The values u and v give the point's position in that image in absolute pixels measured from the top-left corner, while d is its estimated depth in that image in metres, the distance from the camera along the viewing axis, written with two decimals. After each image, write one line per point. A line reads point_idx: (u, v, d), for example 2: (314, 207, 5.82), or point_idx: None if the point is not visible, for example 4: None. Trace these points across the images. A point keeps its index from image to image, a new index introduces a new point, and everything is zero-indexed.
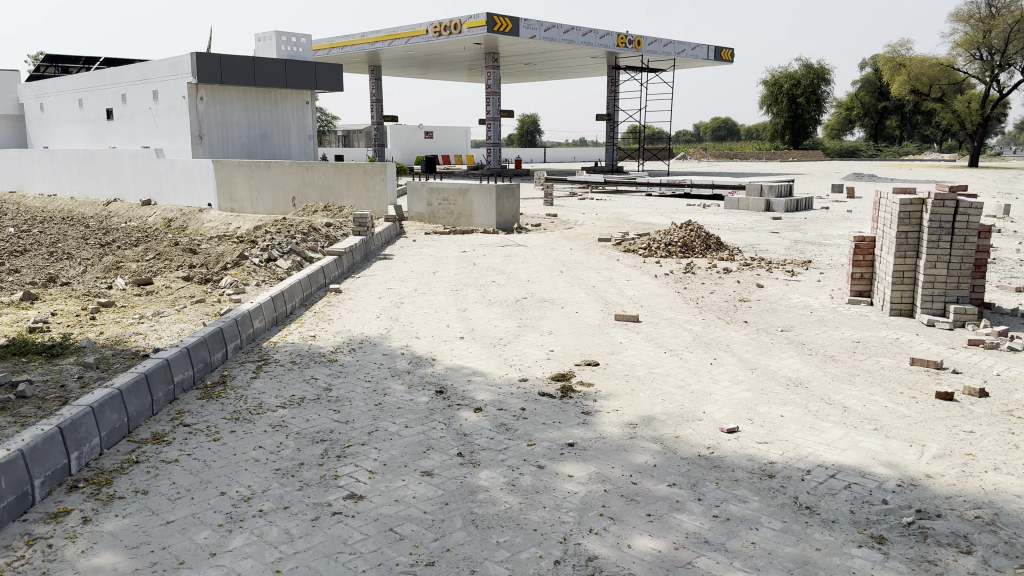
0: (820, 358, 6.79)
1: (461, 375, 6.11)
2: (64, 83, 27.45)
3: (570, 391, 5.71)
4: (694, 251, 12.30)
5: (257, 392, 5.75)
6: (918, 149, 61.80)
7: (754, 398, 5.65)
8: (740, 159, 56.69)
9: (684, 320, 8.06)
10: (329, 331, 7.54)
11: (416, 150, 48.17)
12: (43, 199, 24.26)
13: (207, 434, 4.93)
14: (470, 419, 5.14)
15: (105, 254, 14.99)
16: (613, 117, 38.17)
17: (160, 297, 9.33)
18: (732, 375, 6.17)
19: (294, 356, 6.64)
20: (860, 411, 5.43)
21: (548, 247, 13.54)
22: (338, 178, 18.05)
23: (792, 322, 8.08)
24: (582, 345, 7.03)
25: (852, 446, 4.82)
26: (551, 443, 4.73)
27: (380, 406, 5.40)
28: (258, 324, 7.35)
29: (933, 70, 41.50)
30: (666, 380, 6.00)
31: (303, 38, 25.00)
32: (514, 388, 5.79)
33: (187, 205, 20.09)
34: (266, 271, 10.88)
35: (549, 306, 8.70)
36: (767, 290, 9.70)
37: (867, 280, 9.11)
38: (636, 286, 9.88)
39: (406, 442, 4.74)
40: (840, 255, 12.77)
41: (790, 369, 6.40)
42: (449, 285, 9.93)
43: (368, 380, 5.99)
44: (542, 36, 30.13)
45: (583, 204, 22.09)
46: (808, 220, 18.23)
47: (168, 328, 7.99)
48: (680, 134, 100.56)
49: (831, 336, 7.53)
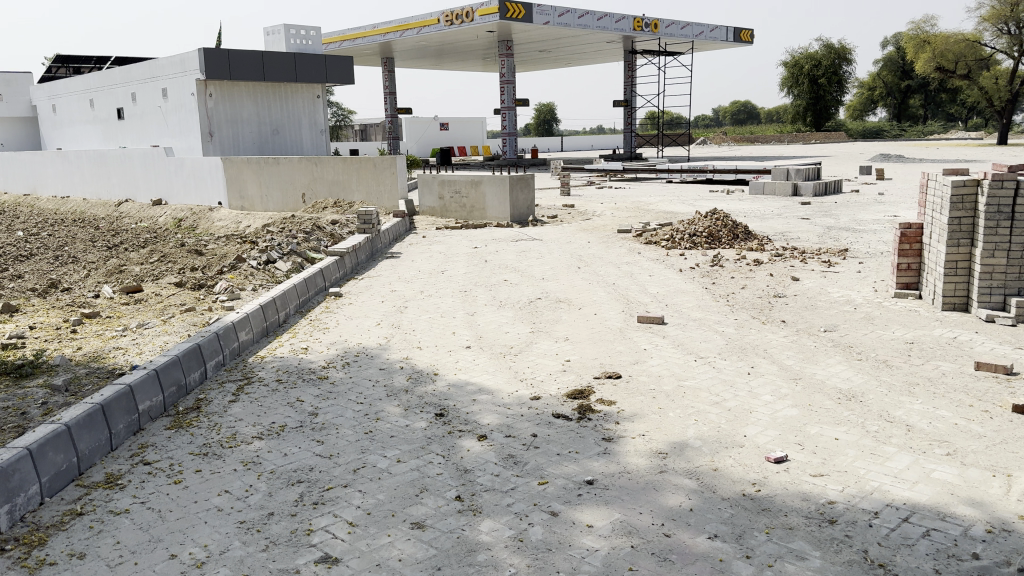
0: (871, 364, 6.00)
1: (465, 395, 5.39)
2: (75, 83, 27.01)
3: (589, 411, 4.99)
4: (721, 241, 11.53)
5: (233, 419, 5.07)
6: (944, 129, 60.23)
7: (802, 416, 4.89)
8: (761, 143, 55.31)
9: (714, 321, 7.30)
10: (322, 343, 6.86)
11: (431, 142, 47.41)
12: (55, 202, 23.84)
13: (168, 475, 4.29)
14: (473, 450, 4.44)
15: (110, 256, 14.43)
16: (630, 102, 37.22)
17: (149, 306, 8.70)
18: (775, 388, 5.40)
19: (279, 374, 5.95)
20: (928, 431, 4.66)
21: (565, 240, 12.81)
22: (347, 173, 17.37)
23: (835, 321, 7.28)
24: (602, 353, 6.30)
25: (924, 478, 4.05)
26: (566, 480, 4.00)
27: (369, 435, 4.70)
28: (244, 336, 6.66)
29: (960, 45, 39.79)
30: (698, 396, 5.25)
31: (313, 31, 24.36)
32: (523, 409, 5.08)
33: (197, 204, 19.52)
34: (265, 273, 10.22)
35: (565, 308, 7.96)
36: (804, 284, 8.90)
37: (915, 271, 8.28)
38: (659, 282, 9.12)
39: (397, 482, 4.04)
40: (878, 241, 11.95)
41: (839, 379, 5.61)
42: (458, 286, 9.21)
43: (359, 402, 5.29)
44: (556, 21, 29.21)
45: (602, 193, 21.30)
46: (838, 205, 17.31)
47: (151, 341, 7.33)
48: (698, 118, 98.97)
49: (881, 337, 6.74)
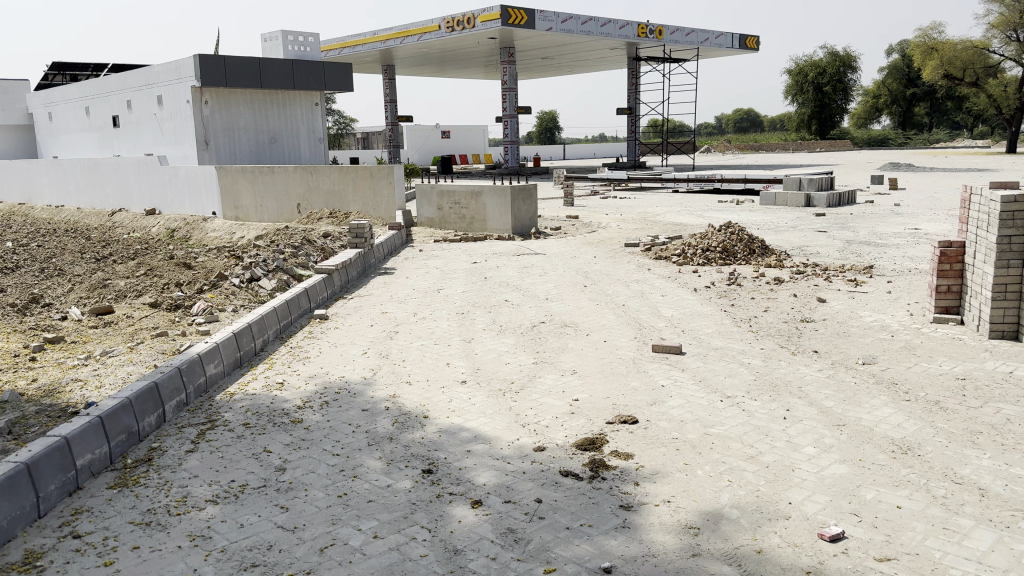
0: (922, 406, 5.26)
1: (458, 445, 4.65)
2: (69, 91, 26.36)
3: (603, 468, 4.25)
4: (736, 257, 10.83)
5: (185, 477, 4.33)
6: (949, 137, 59.69)
7: (853, 476, 4.19)
8: (765, 152, 54.65)
9: (738, 350, 6.59)
10: (300, 376, 6.13)
11: (433, 150, 46.86)
12: (49, 212, 23.16)
13: (100, 552, 3.57)
14: (465, 522, 3.70)
15: (96, 269, 13.73)
16: (635, 110, 36.62)
17: (119, 331, 7.97)
18: (816, 438, 4.69)
19: (248, 417, 5.21)
20: (1006, 497, 3.92)
21: (570, 255, 12.08)
22: (344, 182, 16.48)
23: (873, 352, 6.55)
24: (614, 390, 5.57)
25: (1016, 565, 3.31)
26: (578, 568, 3.27)
27: (342, 500, 3.96)
28: (212, 369, 5.93)
29: (967, 52, 39.34)
30: (731, 448, 4.52)
31: (312, 37, 23.69)
32: (525, 464, 4.34)
33: (191, 213, 18.85)
34: (247, 292, 9.49)
35: (571, 333, 7.24)
36: (831, 306, 8.19)
37: (956, 293, 7.54)
38: (674, 303, 8.41)
39: (371, 569, 3.31)
40: (902, 257, 11.25)
41: (888, 426, 4.89)
42: (455, 307, 8.51)
43: (335, 454, 4.55)
44: (559, 28, 28.51)
45: (607, 204, 20.62)
46: (854, 216, 16.62)
47: (114, 372, 6.56)
48: (702, 127, 98.69)
49: (927, 372, 6.01)
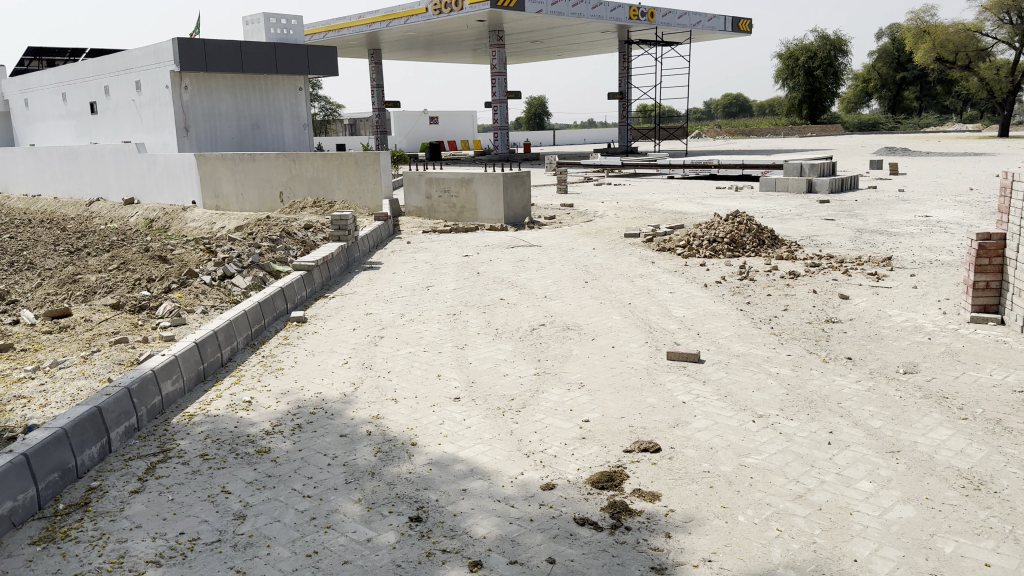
0: (982, 426, 4.57)
1: (453, 482, 3.94)
2: (45, 76, 25.33)
3: (625, 514, 3.56)
4: (745, 248, 10.14)
5: (126, 527, 3.62)
6: (940, 121, 58.99)
7: (923, 520, 3.51)
8: (756, 137, 54.01)
9: (763, 356, 5.91)
10: (270, 393, 5.40)
11: (421, 136, 45.99)
12: (25, 201, 22.26)
13: None
14: None
15: (65, 262, 12.92)
16: (626, 95, 35.81)
17: (77, 337, 7.20)
18: (870, 469, 4.02)
19: (207, 446, 4.49)
20: None
21: (567, 246, 11.38)
22: (329, 169, 15.67)
23: (913, 359, 5.87)
24: (630, 409, 4.87)
25: None
26: None
27: (312, 562, 3.26)
28: (169, 387, 5.20)
29: (958, 35, 38.32)
30: (773, 483, 3.84)
31: (295, 20, 22.78)
32: (532, 509, 3.64)
33: (171, 203, 18.03)
34: (220, 291, 8.74)
35: (575, 338, 6.55)
36: (856, 304, 7.53)
37: (995, 290, 6.87)
38: (684, 301, 7.71)
39: None
40: (919, 247, 10.57)
41: (951, 453, 4.21)
42: (445, 307, 7.79)
43: (306, 496, 3.84)
44: (549, 10, 27.62)
45: (602, 190, 19.92)
46: (860, 203, 15.95)
47: (62, 388, 5.79)
48: (690, 112, 98.20)
49: (977, 382, 5.33)
